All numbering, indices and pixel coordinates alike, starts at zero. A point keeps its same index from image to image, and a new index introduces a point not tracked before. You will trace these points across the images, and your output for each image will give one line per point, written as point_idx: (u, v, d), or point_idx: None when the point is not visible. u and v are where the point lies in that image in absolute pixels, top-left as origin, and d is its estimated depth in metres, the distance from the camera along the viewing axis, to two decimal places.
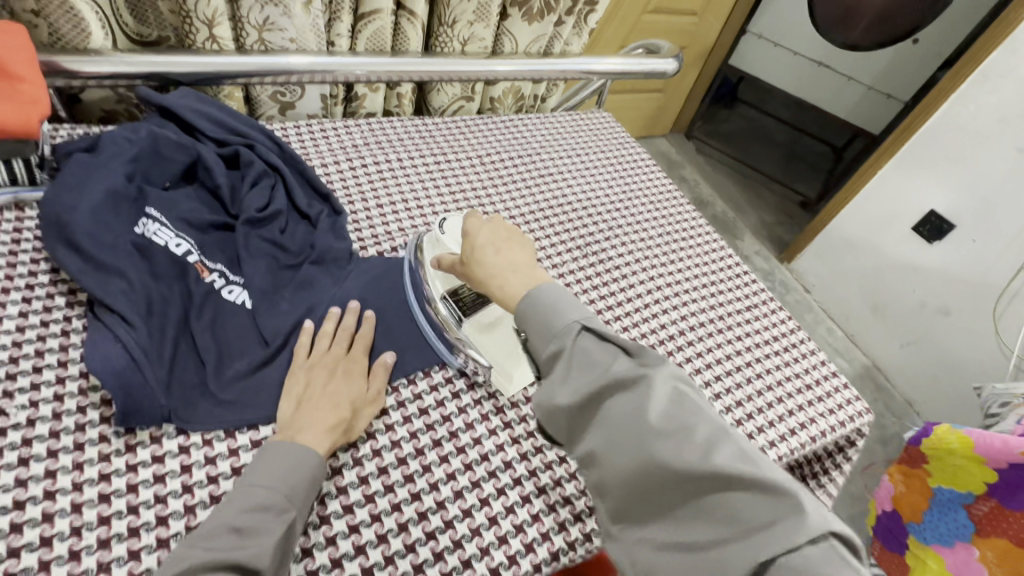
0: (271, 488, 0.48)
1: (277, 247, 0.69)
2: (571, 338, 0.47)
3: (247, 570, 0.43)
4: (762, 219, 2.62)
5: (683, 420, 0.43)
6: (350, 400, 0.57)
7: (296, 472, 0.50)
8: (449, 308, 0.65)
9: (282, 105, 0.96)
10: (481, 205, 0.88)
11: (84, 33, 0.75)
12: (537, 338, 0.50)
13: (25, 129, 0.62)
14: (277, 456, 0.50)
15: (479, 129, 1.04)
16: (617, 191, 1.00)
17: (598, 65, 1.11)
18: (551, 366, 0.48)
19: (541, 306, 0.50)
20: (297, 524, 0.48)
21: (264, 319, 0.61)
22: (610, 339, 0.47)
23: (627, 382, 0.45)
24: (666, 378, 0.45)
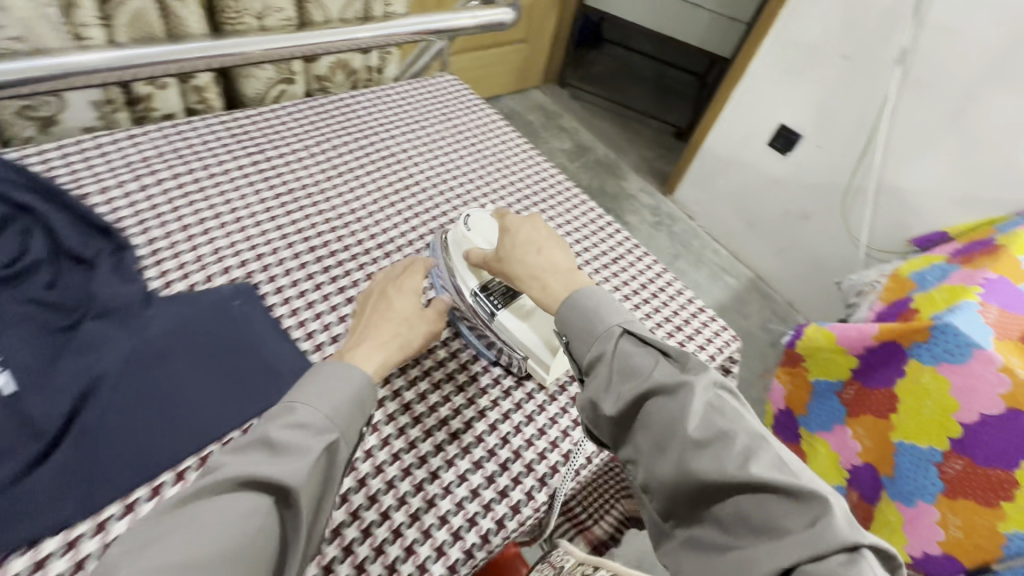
0: (313, 407, 0.47)
1: (42, 306, 0.55)
2: (611, 343, 0.51)
3: (276, 493, 0.42)
4: (642, 156, 2.69)
5: (723, 428, 0.44)
6: (402, 318, 0.59)
7: (345, 391, 0.48)
8: (479, 301, 0.63)
9: (40, 123, 0.77)
10: (314, 203, 0.77)
11: None
12: (579, 344, 0.54)
13: None
14: (325, 375, 0.49)
15: (305, 117, 0.91)
16: (471, 162, 0.93)
17: (427, 24, 1.01)
18: (592, 369, 0.52)
19: (584, 308, 0.54)
20: (339, 448, 0.47)
21: (30, 405, 0.48)
22: (651, 344, 0.51)
23: (665, 386, 0.47)
24: (705, 381, 0.47)
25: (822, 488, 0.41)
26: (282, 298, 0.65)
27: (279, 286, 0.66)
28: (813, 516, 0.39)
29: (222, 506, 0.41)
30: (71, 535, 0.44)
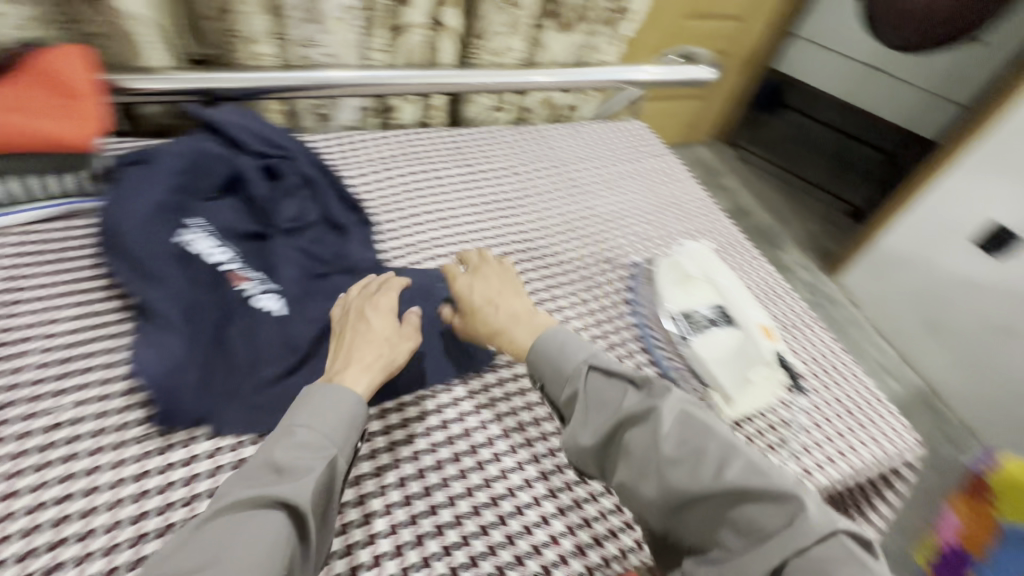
0: (313, 430, 0.49)
1: (310, 257, 0.71)
2: (582, 378, 0.55)
3: (289, 508, 0.44)
4: (809, 230, 2.50)
5: (696, 445, 0.48)
6: (383, 339, 0.58)
7: (338, 416, 0.51)
8: (677, 324, 0.69)
9: (320, 117, 0.99)
10: (510, 216, 0.87)
11: (144, 54, 0.80)
12: (551, 384, 0.58)
13: (80, 143, 0.67)
14: (318, 396, 0.51)
15: (512, 142, 1.04)
16: (653, 203, 0.97)
17: (631, 73, 1.09)
18: (568, 408, 0.56)
19: (551, 348, 0.59)
20: (339, 464, 0.49)
21: (292, 328, 0.63)
22: (616, 375, 0.55)
23: (636, 415, 0.51)
24: (647, 412, 0.50)
25: (795, 489, 0.44)
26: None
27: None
28: (791, 514, 0.43)
29: (247, 518, 0.43)
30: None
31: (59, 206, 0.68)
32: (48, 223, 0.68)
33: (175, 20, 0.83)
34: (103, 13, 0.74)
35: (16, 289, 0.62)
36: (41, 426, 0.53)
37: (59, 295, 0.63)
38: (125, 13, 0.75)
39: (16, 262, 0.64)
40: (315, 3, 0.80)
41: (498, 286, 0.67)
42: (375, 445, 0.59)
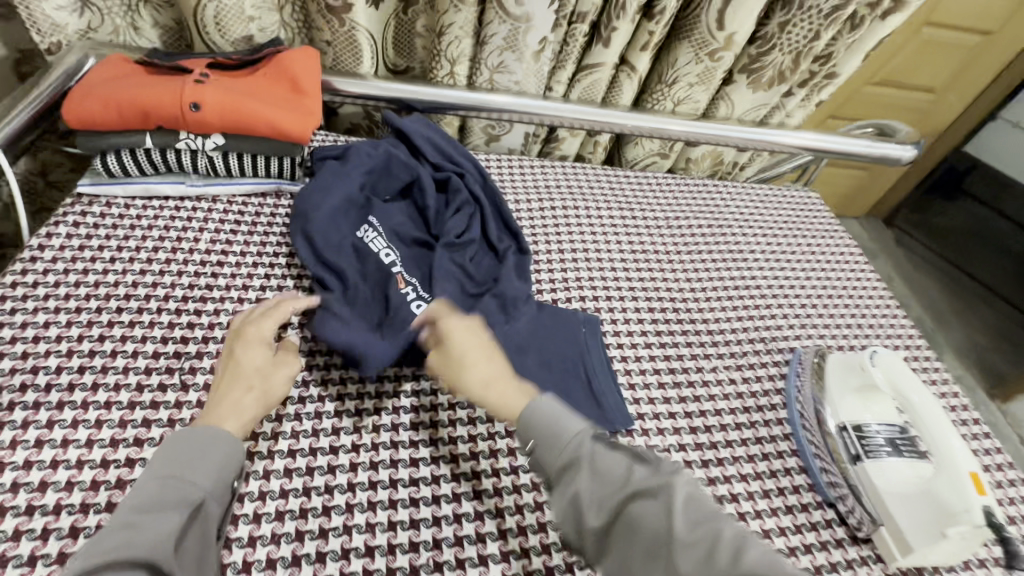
0: (186, 477, 0.47)
1: (464, 274, 0.73)
2: (584, 446, 0.48)
3: (154, 568, 0.41)
4: (973, 338, 2.15)
5: (711, 531, 0.41)
6: (254, 370, 0.58)
7: (210, 459, 0.49)
8: (846, 439, 0.62)
9: (489, 137, 1.02)
10: (661, 271, 0.83)
11: (358, 61, 0.88)
12: (542, 449, 0.50)
13: (302, 135, 0.74)
14: (182, 442, 0.50)
15: (672, 191, 1.00)
16: (821, 285, 0.87)
17: (816, 141, 1.01)
18: (562, 478, 0.48)
19: (543, 421, 0.51)
20: (211, 509, 0.48)
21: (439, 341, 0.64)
22: (621, 448, 0.48)
23: (643, 491, 0.44)
24: (663, 493, 0.43)
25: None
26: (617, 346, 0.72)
27: (616, 337, 0.73)
28: None
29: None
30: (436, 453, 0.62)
31: (270, 186, 0.78)
32: (255, 200, 0.78)
33: (388, 35, 0.91)
34: (335, 25, 0.83)
35: (223, 255, 0.71)
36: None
37: (252, 268, 0.71)
38: (353, 25, 0.83)
39: (225, 231, 0.73)
40: (517, 34, 0.83)
41: (480, 347, 0.60)
42: (500, 482, 0.61)
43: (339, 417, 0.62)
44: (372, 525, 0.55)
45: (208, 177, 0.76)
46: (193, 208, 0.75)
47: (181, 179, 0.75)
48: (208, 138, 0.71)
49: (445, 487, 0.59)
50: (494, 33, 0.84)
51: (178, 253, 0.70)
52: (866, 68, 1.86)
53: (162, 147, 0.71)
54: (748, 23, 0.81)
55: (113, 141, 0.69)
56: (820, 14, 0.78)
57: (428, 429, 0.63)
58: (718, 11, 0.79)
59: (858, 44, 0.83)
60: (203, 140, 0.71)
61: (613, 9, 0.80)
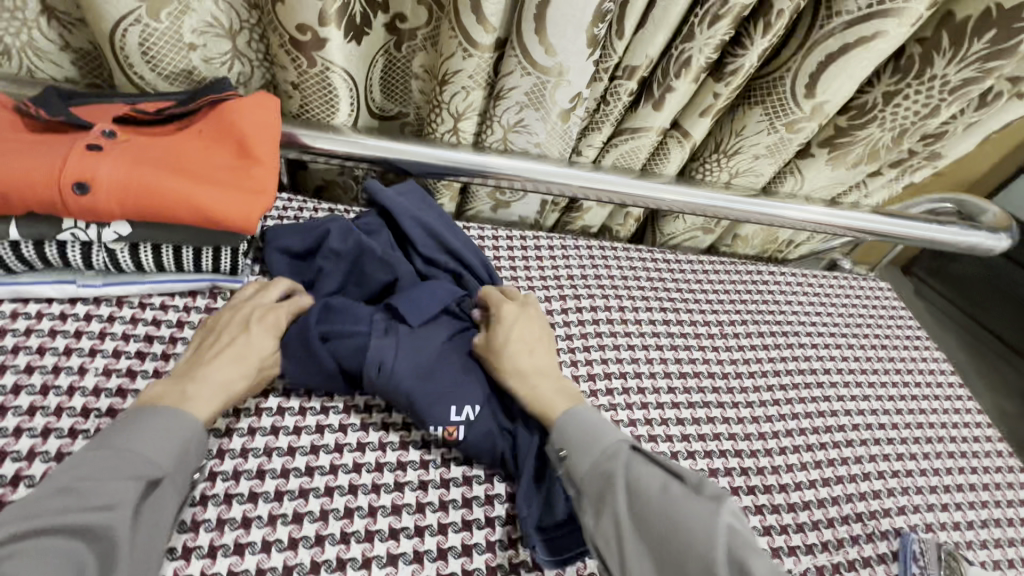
0: (136, 448, 0.42)
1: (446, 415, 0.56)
2: (621, 457, 0.48)
3: (98, 538, 0.38)
4: (998, 406, 2.02)
5: (741, 566, 0.39)
6: (254, 363, 0.51)
7: (161, 435, 0.44)
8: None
9: (496, 202, 0.82)
10: (720, 406, 0.67)
11: (333, 109, 0.68)
12: (577, 457, 0.49)
13: (246, 222, 0.54)
14: (150, 417, 0.44)
15: (720, 281, 0.81)
16: (904, 428, 0.70)
17: (896, 227, 0.83)
18: (589, 494, 0.48)
19: (584, 427, 0.51)
20: (166, 491, 0.43)
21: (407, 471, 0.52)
22: (658, 463, 0.48)
23: (675, 511, 0.43)
24: (701, 518, 0.42)
25: None
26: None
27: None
28: None
29: (43, 543, 0.36)
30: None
31: (200, 283, 0.57)
32: (178, 303, 0.57)
33: (375, 76, 0.70)
34: (303, 63, 0.62)
35: (120, 397, 0.50)
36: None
37: None
38: (327, 66, 0.62)
39: (130, 350, 0.53)
40: (544, 89, 0.63)
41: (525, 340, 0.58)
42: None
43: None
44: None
45: (110, 275, 0.55)
46: (87, 316, 0.54)
47: (73, 276, 0.54)
48: (106, 227, 0.50)
49: None
50: (514, 87, 0.64)
51: (51, 397, 0.49)
52: None
53: (35, 239, 0.49)
54: (845, 92, 0.62)
55: None
56: (944, 87, 0.59)
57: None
58: (808, 75, 0.60)
59: (978, 125, 0.65)
60: (99, 229, 0.50)
61: (672, 65, 0.61)
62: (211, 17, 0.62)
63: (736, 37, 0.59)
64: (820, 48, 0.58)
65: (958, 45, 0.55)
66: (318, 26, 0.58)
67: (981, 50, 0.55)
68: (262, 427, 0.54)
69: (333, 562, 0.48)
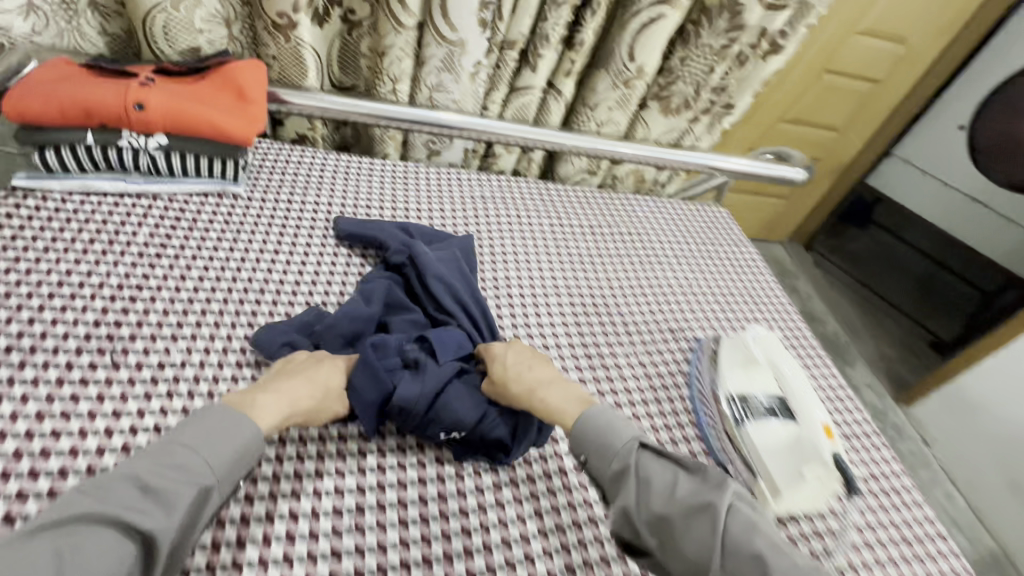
0: (197, 453, 0.50)
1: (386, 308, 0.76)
2: (633, 456, 0.57)
3: (143, 537, 0.44)
4: (882, 350, 2.38)
5: (756, 550, 0.49)
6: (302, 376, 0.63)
7: (225, 442, 0.52)
8: (732, 407, 0.69)
9: (430, 151, 1.10)
10: (585, 274, 0.94)
11: (303, 73, 0.93)
12: (597, 461, 0.59)
13: (246, 137, 0.80)
14: (220, 418, 0.54)
15: (599, 205, 1.11)
16: (721, 291, 0.99)
17: (725, 163, 1.14)
18: (615, 482, 0.57)
19: (596, 425, 0.61)
20: (213, 495, 0.50)
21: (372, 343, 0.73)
22: (665, 457, 0.57)
23: (693, 504, 0.52)
24: (711, 509, 0.51)
25: None
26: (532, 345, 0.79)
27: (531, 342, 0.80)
28: None
29: (103, 532, 0.42)
30: (363, 447, 0.66)
31: (213, 186, 0.82)
32: (195, 200, 0.82)
33: (334, 53, 0.97)
34: (282, 41, 0.89)
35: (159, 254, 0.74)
36: (145, 378, 0.63)
37: (188, 267, 0.74)
38: (299, 42, 0.89)
39: (165, 227, 0.77)
40: (453, 57, 0.92)
41: (528, 359, 0.70)
42: (423, 472, 0.66)
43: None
44: (296, 515, 0.59)
45: (149, 176, 0.79)
46: (133, 204, 0.78)
47: (121, 176, 0.78)
48: (151, 138, 0.75)
49: (372, 463, 0.65)
50: (432, 55, 0.92)
51: (112, 252, 0.72)
52: (778, 106, 2.09)
53: (102, 143, 0.73)
54: (654, 57, 0.93)
55: (53, 135, 0.71)
56: (711, 51, 0.92)
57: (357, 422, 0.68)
58: (628, 45, 0.91)
59: (747, 78, 0.97)
60: (146, 139, 0.75)
61: (538, 40, 0.91)
62: (214, 11, 0.88)
63: (578, 19, 0.90)
64: (631, 26, 0.89)
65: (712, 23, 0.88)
66: (293, 14, 0.85)
67: (725, 27, 0.89)
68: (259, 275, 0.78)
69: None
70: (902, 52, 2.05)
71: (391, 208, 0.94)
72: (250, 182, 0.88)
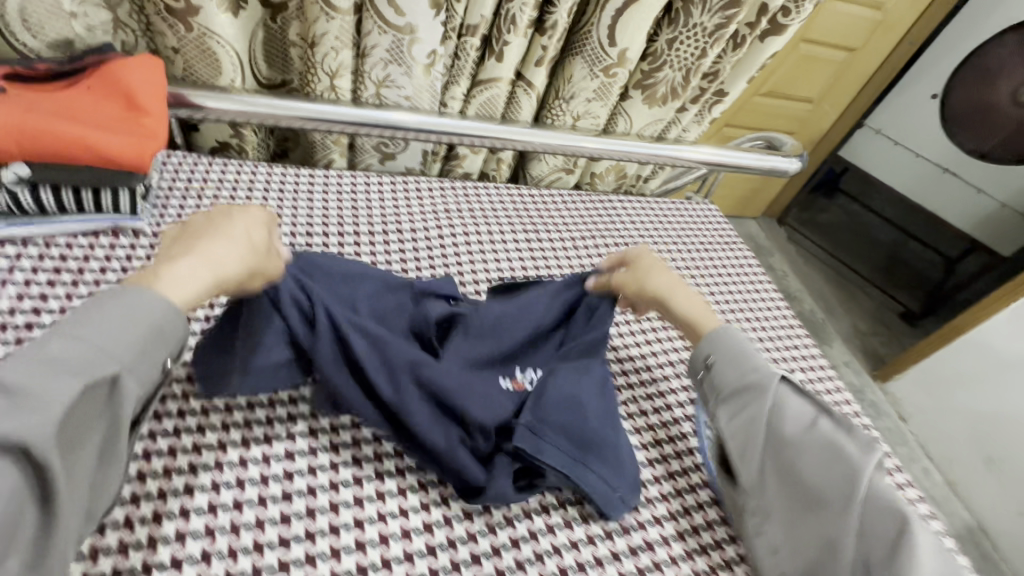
0: (88, 343, 0.40)
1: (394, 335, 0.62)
2: (775, 383, 0.62)
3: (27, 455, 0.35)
4: (856, 325, 2.39)
5: (885, 504, 0.52)
6: (245, 238, 0.51)
7: (132, 323, 0.42)
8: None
9: (382, 155, 0.94)
10: None
11: (215, 71, 0.76)
12: (723, 365, 0.64)
13: (138, 160, 0.63)
14: (123, 297, 0.43)
15: (579, 210, 0.99)
16: (718, 307, 0.90)
17: (713, 157, 1.03)
18: (736, 391, 0.62)
19: (726, 346, 0.65)
20: (127, 385, 0.41)
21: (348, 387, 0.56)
22: (807, 395, 0.62)
23: (833, 441, 0.57)
24: (852, 463, 0.55)
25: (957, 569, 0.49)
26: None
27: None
28: None
29: None
30: (311, 527, 0.52)
31: (103, 223, 0.66)
32: (83, 241, 0.65)
33: (255, 44, 0.80)
34: (180, 29, 0.70)
35: (34, 314, 0.57)
36: None
37: None
38: (203, 30, 0.71)
39: (40, 280, 0.60)
40: (401, 46, 0.76)
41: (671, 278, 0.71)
42: (388, 551, 0.52)
43: (189, 496, 0.51)
44: None
45: (12, 218, 0.62)
46: None
47: None
48: (5, 169, 0.58)
49: None
50: (375, 44, 0.76)
51: None
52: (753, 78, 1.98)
53: None
54: (638, 40, 0.79)
55: None
56: (704, 32, 0.78)
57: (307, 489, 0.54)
58: (608, 27, 0.77)
59: (743, 63, 0.85)
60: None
61: (503, 22, 0.76)
62: None
63: None
64: (612, 5, 0.75)
65: None
66: None
67: (720, 3, 0.74)
68: None
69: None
70: (878, 18, 1.96)
71: (337, 231, 0.79)
72: (156, 211, 0.71)
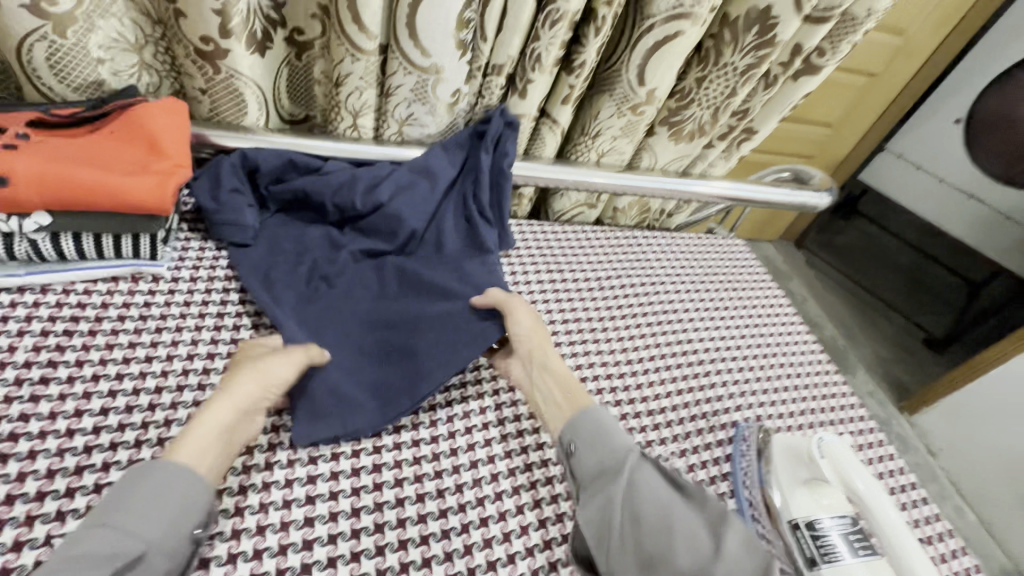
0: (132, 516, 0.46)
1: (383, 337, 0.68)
2: (630, 465, 0.57)
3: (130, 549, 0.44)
4: (879, 351, 2.33)
5: (670, 521, 0.52)
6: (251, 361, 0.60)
7: (157, 496, 0.47)
8: (801, 540, 0.57)
9: None
10: (595, 342, 0.79)
11: (241, 111, 0.75)
12: (586, 454, 0.59)
13: (156, 204, 0.61)
14: (151, 477, 0.48)
15: (602, 247, 0.96)
16: (748, 348, 0.87)
17: (738, 190, 1.01)
18: (597, 483, 0.57)
19: (596, 425, 0.60)
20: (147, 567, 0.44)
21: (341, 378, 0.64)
22: (663, 470, 0.58)
23: (661, 502, 0.54)
24: (713, 509, 0.54)
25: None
26: (519, 430, 0.68)
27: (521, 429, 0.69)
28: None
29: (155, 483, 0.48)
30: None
31: (123, 268, 0.65)
32: (102, 287, 0.64)
33: (281, 82, 0.79)
34: (208, 71, 0.69)
35: (50, 368, 0.57)
36: None
37: (90, 385, 0.57)
38: (231, 73, 0.70)
39: (56, 330, 0.60)
40: (426, 87, 0.74)
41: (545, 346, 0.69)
42: None
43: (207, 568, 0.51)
44: None
45: (31, 265, 0.61)
46: (12, 303, 0.60)
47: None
48: (27, 218, 0.57)
49: None
50: (400, 84, 0.75)
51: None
52: None
53: None
54: (668, 80, 0.77)
55: None
56: (736, 73, 0.76)
57: (327, 523, 0.56)
58: (638, 66, 0.75)
59: (773, 102, 0.83)
60: (21, 219, 0.57)
61: (529, 61, 0.75)
62: (116, 33, 0.66)
63: (578, 37, 0.74)
64: (642, 45, 0.73)
65: (737, 39, 0.73)
66: (221, 37, 0.66)
67: (752, 42, 0.72)
68: (188, 384, 0.60)
69: (261, 466, 0.58)
70: (900, 43, 1.93)
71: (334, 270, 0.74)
72: (177, 255, 0.71)
